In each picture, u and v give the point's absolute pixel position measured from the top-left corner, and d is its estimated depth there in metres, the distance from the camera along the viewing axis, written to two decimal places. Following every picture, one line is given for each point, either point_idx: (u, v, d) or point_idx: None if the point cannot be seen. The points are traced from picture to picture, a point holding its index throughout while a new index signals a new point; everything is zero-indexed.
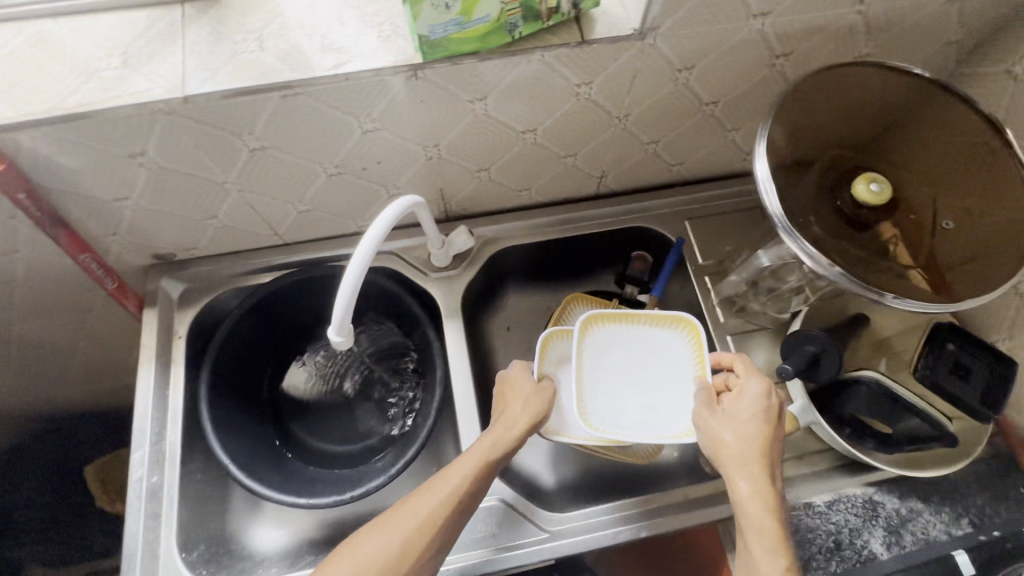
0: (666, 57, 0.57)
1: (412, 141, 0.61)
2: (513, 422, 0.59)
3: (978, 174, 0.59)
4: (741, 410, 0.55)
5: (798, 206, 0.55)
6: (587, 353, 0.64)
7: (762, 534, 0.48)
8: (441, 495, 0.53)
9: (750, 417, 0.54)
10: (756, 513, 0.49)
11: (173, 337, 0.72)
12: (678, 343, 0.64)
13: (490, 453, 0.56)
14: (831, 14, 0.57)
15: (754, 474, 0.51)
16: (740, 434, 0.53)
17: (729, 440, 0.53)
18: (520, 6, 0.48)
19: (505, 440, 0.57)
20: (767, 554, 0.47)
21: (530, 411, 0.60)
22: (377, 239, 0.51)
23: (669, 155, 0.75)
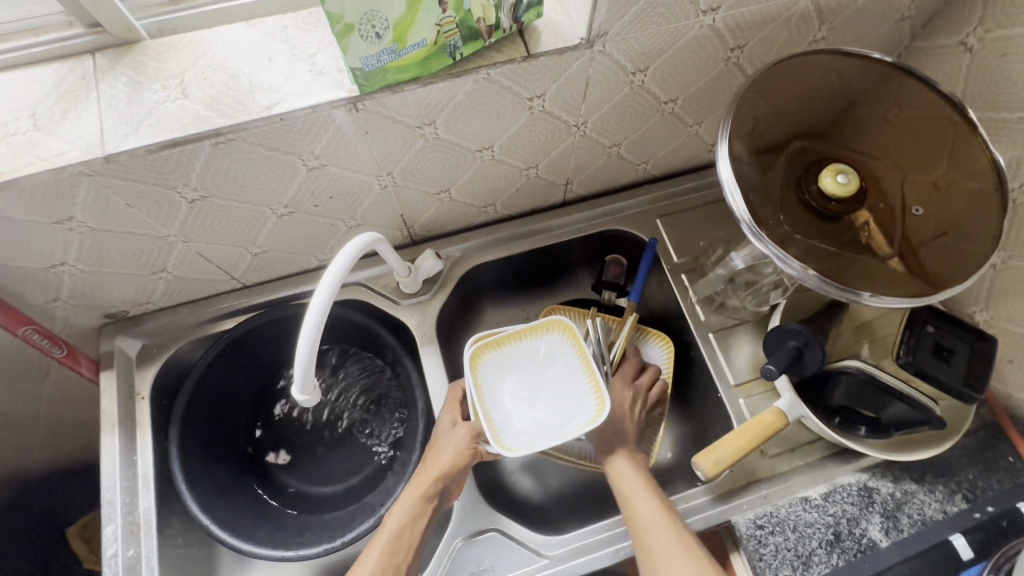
0: (617, 62, 0.55)
1: (363, 172, 0.58)
2: (439, 463, 0.62)
3: (943, 152, 0.58)
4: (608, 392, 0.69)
5: (765, 206, 0.54)
6: (484, 379, 0.67)
7: (621, 469, 0.63)
8: (381, 549, 0.56)
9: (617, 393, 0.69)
10: (636, 483, 0.61)
11: (135, 398, 0.68)
12: (562, 345, 0.69)
13: (422, 494, 0.60)
14: (781, 4, 0.55)
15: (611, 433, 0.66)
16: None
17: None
18: (458, 26, 0.45)
19: (432, 479, 0.61)
20: (651, 510, 0.58)
21: (451, 450, 0.63)
22: (342, 273, 0.48)
23: (633, 155, 0.73)
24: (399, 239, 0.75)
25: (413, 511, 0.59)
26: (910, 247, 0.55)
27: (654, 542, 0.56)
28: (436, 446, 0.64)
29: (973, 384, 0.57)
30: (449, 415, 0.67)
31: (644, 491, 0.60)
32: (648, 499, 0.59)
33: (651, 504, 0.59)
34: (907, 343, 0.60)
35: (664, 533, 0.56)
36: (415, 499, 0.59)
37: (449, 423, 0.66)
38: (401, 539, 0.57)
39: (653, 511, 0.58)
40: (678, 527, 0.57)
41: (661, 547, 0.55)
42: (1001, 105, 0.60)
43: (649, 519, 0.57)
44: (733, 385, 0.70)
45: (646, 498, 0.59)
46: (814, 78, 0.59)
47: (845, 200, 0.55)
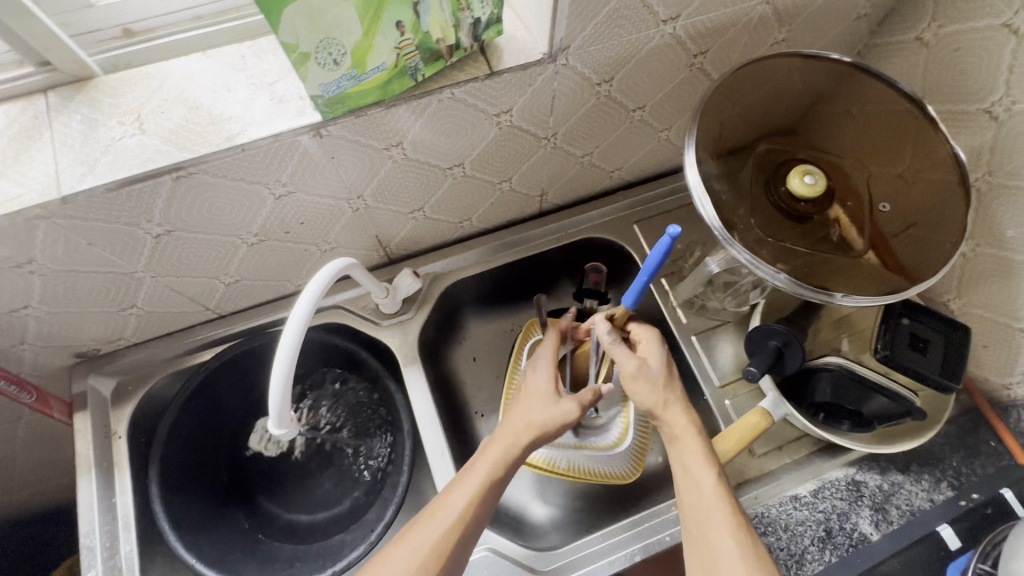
0: (581, 73, 0.55)
1: (333, 196, 0.57)
2: (532, 416, 0.56)
3: (908, 147, 0.59)
4: (653, 367, 0.56)
5: (733, 212, 0.54)
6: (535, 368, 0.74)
7: (691, 454, 0.52)
8: (472, 492, 0.51)
9: (664, 371, 0.56)
10: (699, 465, 0.51)
11: (112, 437, 0.66)
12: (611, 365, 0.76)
13: (527, 442, 0.54)
14: (741, 9, 0.55)
15: (676, 412, 0.54)
16: (663, 384, 0.55)
17: (658, 390, 0.55)
18: (418, 48, 0.45)
19: (528, 432, 0.55)
20: (716, 501, 0.49)
21: (557, 414, 0.56)
22: (315, 297, 0.48)
23: (606, 163, 0.73)
24: (376, 259, 0.74)
25: (510, 453, 0.54)
26: (881, 241, 0.56)
27: (718, 544, 0.47)
28: (531, 398, 0.58)
29: (949, 375, 0.57)
30: (549, 370, 0.60)
31: (709, 472, 0.51)
32: (715, 491, 0.50)
33: (721, 498, 0.49)
34: (884, 336, 0.60)
35: (733, 537, 0.47)
36: (508, 444, 0.54)
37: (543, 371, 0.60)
38: (492, 485, 0.52)
39: (717, 502, 0.49)
40: (746, 528, 0.48)
41: (723, 550, 0.47)
42: (960, 100, 0.62)
43: (717, 515, 0.49)
44: (719, 386, 0.71)
45: (715, 491, 0.50)
46: (778, 82, 0.60)
47: (814, 201, 0.56)
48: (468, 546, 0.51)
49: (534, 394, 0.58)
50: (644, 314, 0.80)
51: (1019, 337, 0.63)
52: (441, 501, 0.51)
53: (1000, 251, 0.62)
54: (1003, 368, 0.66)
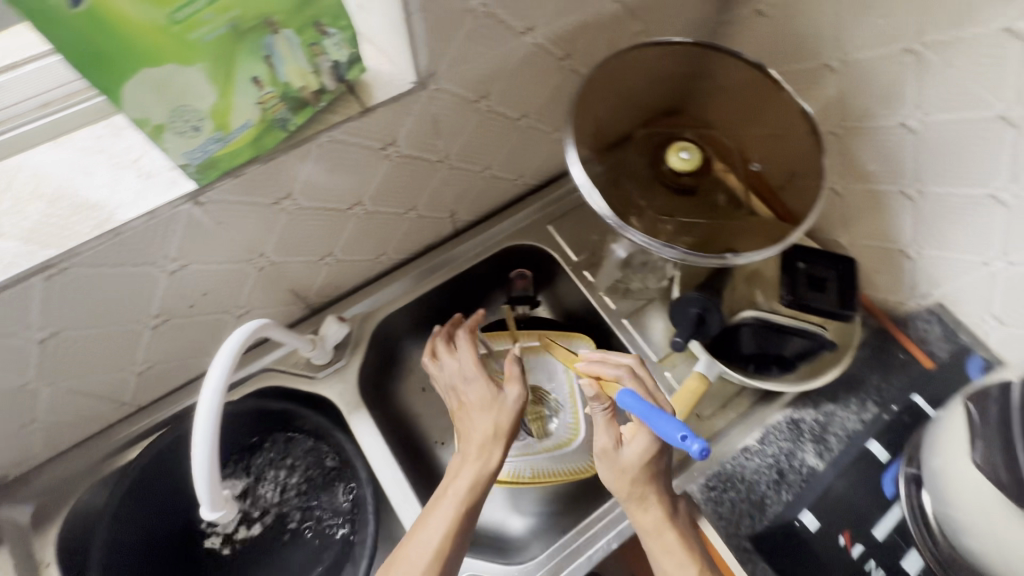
0: (455, 94, 0.56)
1: (231, 259, 0.55)
2: (493, 423, 0.60)
3: (764, 109, 0.64)
4: (626, 458, 0.56)
5: (622, 202, 0.57)
6: None
7: (668, 549, 0.54)
8: (449, 516, 0.54)
9: (637, 467, 0.56)
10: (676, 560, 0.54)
11: (38, 566, 0.60)
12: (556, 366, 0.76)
13: (491, 455, 0.58)
14: (592, 10, 0.58)
15: (648, 511, 0.56)
16: (636, 477, 0.56)
17: (627, 481, 0.56)
18: (281, 98, 0.44)
19: (491, 444, 0.59)
20: None
21: (508, 412, 0.61)
22: (222, 380, 0.46)
23: (507, 173, 0.75)
24: (298, 312, 0.72)
25: (483, 474, 0.57)
26: (769, 193, 0.61)
27: None
28: (474, 407, 0.62)
29: (847, 304, 0.64)
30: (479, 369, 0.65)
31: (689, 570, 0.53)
32: None
33: None
34: (786, 283, 0.66)
35: None
36: (478, 468, 0.58)
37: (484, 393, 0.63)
38: (464, 513, 0.55)
39: None
40: None
41: None
42: (803, 59, 0.68)
43: None
44: (657, 360, 0.74)
45: None
46: (634, 75, 0.63)
47: (693, 174, 0.60)
48: None
49: (477, 403, 0.62)
50: (577, 308, 0.82)
51: (900, 258, 0.70)
52: (415, 538, 0.53)
53: (867, 185, 0.69)
54: (896, 287, 0.73)
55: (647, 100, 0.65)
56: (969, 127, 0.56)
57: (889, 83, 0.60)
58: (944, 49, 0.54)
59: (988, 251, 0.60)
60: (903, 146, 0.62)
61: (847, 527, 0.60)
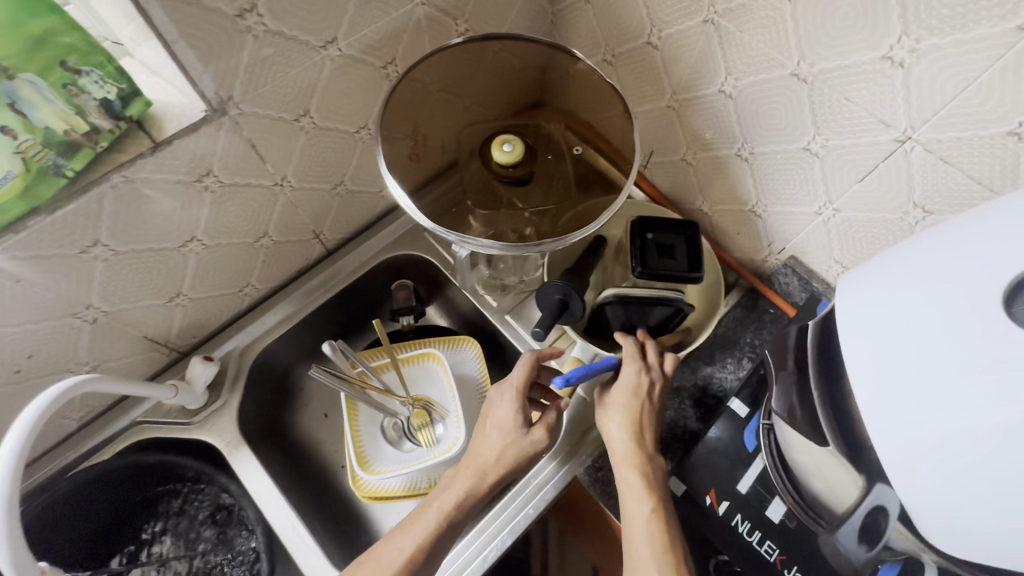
0: (267, 115, 0.55)
1: (47, 316, 0.52)
2: (502, 448, 0.59)
3: (574, 89, 0.66)
4: (610, 397, 0.63)
5: (451, 212, 0.59)
6: (362, 415, 0.71)
7: (632, 490, 0.56)
8: (427, 527, 0.55)
9: (622, 408, 0.61)
10: (633, 498, 0.56)
11: None
12: (435, 371, 0.73)
13: (491, 460, 0.59)
14: (399, 16, 0.58)
15: (630, 471, 0.58)
16: (619, 408, 0.61)
17: (607, 422, 0.61)
18: (43, 142, 0.43)
19: (493, 454, 0.59)
20: (645, 535, 0.53)
21: (523, 443, 0.59)
22: (17, 451, 0.44)
23: (367, 186, 0.75)
24: (165, 358, 0.70)
25: (475, 478, 0.58)
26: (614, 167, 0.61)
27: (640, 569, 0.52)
28: (495, 422, 0.61)
29: (696, 266, 0.65)
30: (516, 399, 0.61)
31: (644, 503, 0.55)
32: (649, 525, 0.54)
33: (651, 533, 0.53)
34: (637, 254, 0.66)
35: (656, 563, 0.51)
36: (472, 477, 0.58)
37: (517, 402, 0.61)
38: (446, 516, 0.56)
39: (652, 545, 0.53)
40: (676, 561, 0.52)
41: None
42: (627, 39, 0.70)
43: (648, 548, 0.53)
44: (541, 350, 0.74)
45: (651, 527, 0.54)
46: (442, 76, 0.63)
47: (520, 164, 0.60)
48: None
49: (498, 423, 0.60)
50: (465, 310, 0.82)
51: (752, 217, 0.72)
52: (386, 546, 0.55)
53: (710, 152, 0.71)
54: (756, 246, 0.75)
55: (498, 98, 0.67)
56: (771, 87, 0.58)
57: (699, 55, 0.63)
58: (734, 16, 0.57)
59: (818, 201, 0.63)
60: (727, 111, 0.65)
61: (713, 486, 0.62)
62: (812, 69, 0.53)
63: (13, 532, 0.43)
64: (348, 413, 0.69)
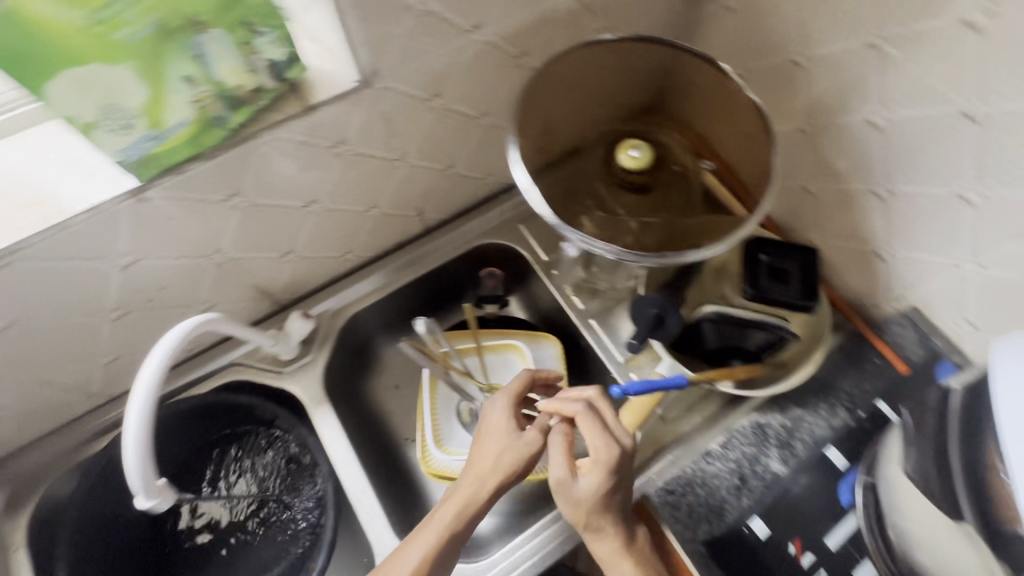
0: (406, 93, 0.56)
1: (184, 255, 0.56)
2: (497, 458, 0.57)
3: (716, 104, 0.64)
4: (582, 490, 0.54)
5: (569, 204, 0.58)
6: (440, 394, 0.73)
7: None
8: (435, 539, 0.53)
9: (595, 499, 0.54)
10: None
11: (9, 549, 0.63)
12: (515, 363, 0.75)
13: (490, 476, 0.56)
14: (544, 7, 0.58)
15: (621, 564, 0.54)
16: (591, 501, 0.54)
17: (581, 511, 0.55)
18: (218, 97, 0.45)
19: (495, 473, 0.56)
20: None
21: (517, 450, 0.58)
22: (152, 382, 0.47)
23: (474, 171, 0.75)
24: (267, 308, 0.74)
25: (483, 493, 0.56)
26: (743, 193, 0.61)
27: None
28: (490, 435, 0.59)
29: (808, 295, 0.62)
30: (509, 404, 0.61)
31: None
32: None
33: None
34: (746, 275, 0.63)
35: None
36: (475, 490, 0.56)
37: (510, 418, 0.60)
38: (458, 526, 0.55)
39: None
40: None
41: None
42: (767, 54, 0.66)
43: None
44: (623, 362, 0.73)
45: None
46: (581, 68, 0.61)
47: (644, 171, 0.59)
48: None
49: (498, 429, 0.59)
50: (548, 308, 0.82)
51: (873, 259, 0.68)
52: (396, 558, 0.53)
53: (838, 184, 0.67)
54: (870, 289, 0.70)
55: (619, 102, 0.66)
56: (931, 124, 0.54)
57: (849, 80, 0.59)
58: (904, 43, 0.52)
59: (957, 253, 0.58)
60: (870, 143, 0.61)
61: (799, 536, 0.60)
62: (989, 111, 0.49)
63: (146, 457, 0.47)
64: (425, 391, 0.71)
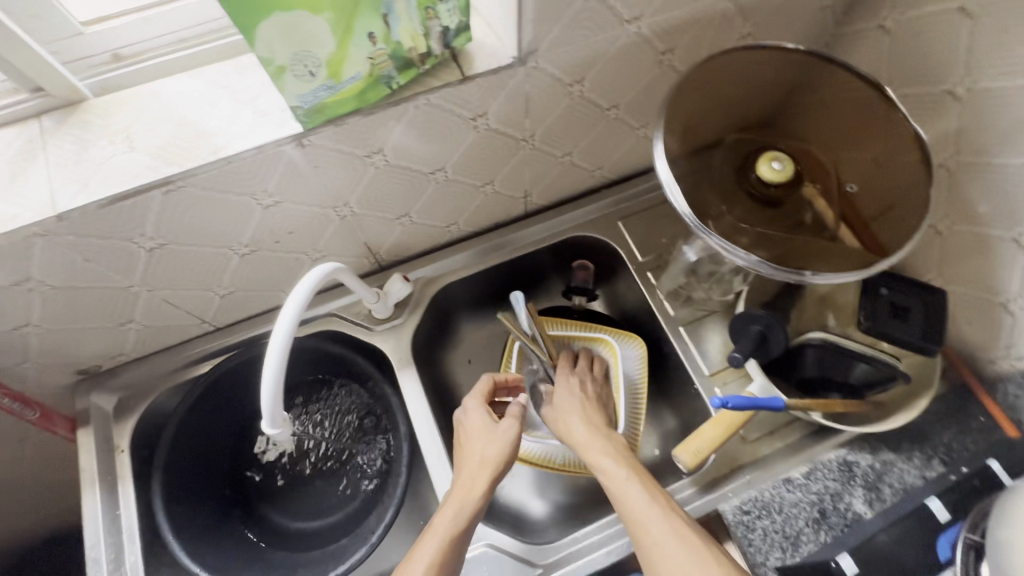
0: (552, 75, 0.57)
1: (317, 204, 0.59)
2: (484, 452, 0.61)
3: (868, 133, 0.61)
4: (562, 398, 0.67)
5: (705, 200, 0.56)
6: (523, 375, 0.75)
7: (614, 475, 0.56)
8: (446, 530, 0.55)
9: (573, 399, 0.67)
10: (615, 470, 0.57)
11: (115, 451, 0.68)
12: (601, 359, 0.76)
13: (481, 459, 0.60)
14: (703, 5, 0.57)
15: (606, 459, 0.58)
16: (566, 407, 0.66)
17: (563, 419, 0.65)
18: (390, 57, 0.47)
19: (483, 462, 0.60)
20: (639, 499, 0.53)
21: (499, 441, 0.62)
22: (296, 314, 0.49)
23: (586, 162, 0.75)
24: (367, 266, 0.76)
25: (479, 482, 0.59)
26: (858, 221, 0.58)
27: (652, 538, 0.50)
28: (470, 434, 0.64)
29: (932, 338, 0.59)
30: (480, 403, 0.66)
31: (630, 483, 0.55)
32: (639, 490, 0.54)
33: (645, 498, 0.53)
34: (865, 309, 0.61)
35: (660, 523, 0.51)
36: (473, 478, 0.59)
37: (478, 414, 0.65)
38: (462, 517, 0.56)
39: (645, 502, 0.53)
40: (674, 516, 0.52)
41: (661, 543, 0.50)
42: (921, 81, 0.63)
43: (647, 512, 0.52)
44: (708, 375, 0.71)
45: (642, 495, 0.54)
46: (741, 75, 0.61)
47: (783, 185, 0.57)
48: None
49: (477, 424, 0.64)
50: (634, 309, 0.81)
51: (1000, 311, 0.64)
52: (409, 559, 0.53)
53: (975, 228, 0.63)
54: (988, 342, 0.67)
55: (757, 105, 0.62)
56: None
57: (1019, 119, 0.55)
58: None
59: None
60: None
61: None
62: None
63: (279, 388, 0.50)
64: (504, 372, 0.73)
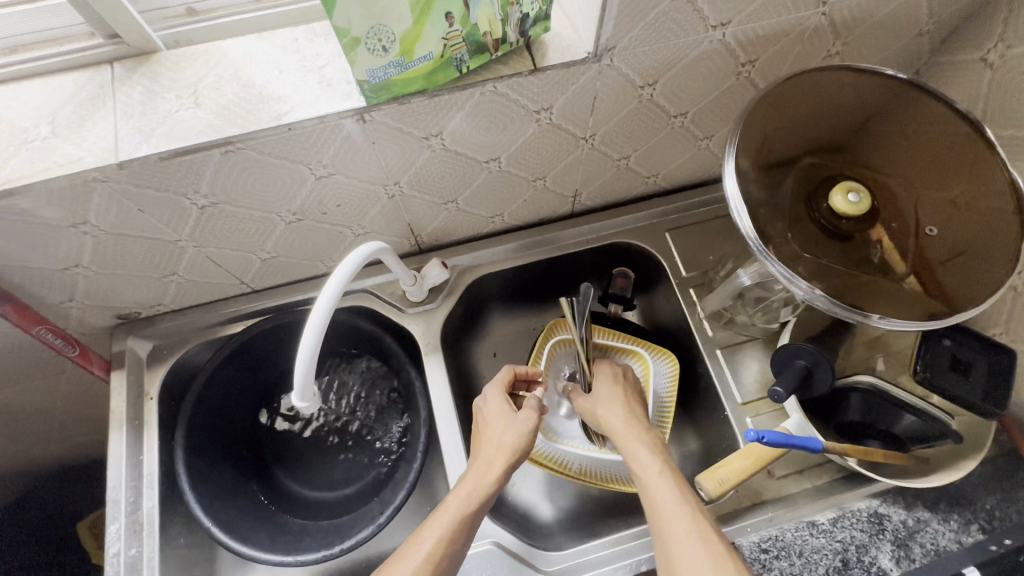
0: (624, 75, 0.54)
1: (369, 180, 0.58)
2: (501, 438, 0.60)
3: (958, 173, 0.56)
4: (600, 391, 0.66)
5: (771, 224, 0.53)
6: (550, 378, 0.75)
7: (646, 468, 0.55)
8: (457, 512, 0.54)
9: (611, 394, 0.66)
10: (646, 462, 0.56)
11: (144, 397, 0.69)
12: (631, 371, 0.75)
13: (501, 446, 0.59)
14: (794, 18, 0.54)
15: (640, 452, 0.58)
16: (601, 399, 0.66)
17: (597, 412, 0.64)
18: (465, 39, 0.46)
19: (501, 449, 0.59)
20: (667, 493, 0.52)
21: (518, 429, 0.60)
22: (339, 288, 0.49)
23: (643, 168, 0.73)
24: (407, 247, 0.76)
25: (496, 466, 0.58)
26: (923, 265, 0.53)
27: (673, 535, 0.49)
28: (489, 422, 0.62)
29: (992, 400, 0.56)
30: (499, 392, 0.64)
31: (660, 477, 0.54)
32: (667, 487, 0.53)
33: (673, 493, 0.52)
34: (922, 359, 0.59)
35: (683, 523, 0.49)
36: (491, 464, 0.58)
37: (498, 404, 0.63)
38: (473, 501, 0.55)
39: (673, 499, 0.52)
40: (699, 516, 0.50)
41: (683, 540, 0.49)
42: (1020, 124, 0.59)
43: (671, 507, 0.51)
44: (741, 403, 0.69)
45: (670, 490, 0.53)
46: (824, 95, 0.57)
47: (857, 219, 0.54)
48: (460, 555, 0.53)
49: (499, 413, 0.63)
50: (671, 324, 0.79)
51: None
52: (411, 541, 0.52)
53: None
54: None
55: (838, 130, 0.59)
56: None
57: None
58: None
59: None
60: None
61: None
62: None
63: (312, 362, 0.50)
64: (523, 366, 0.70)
